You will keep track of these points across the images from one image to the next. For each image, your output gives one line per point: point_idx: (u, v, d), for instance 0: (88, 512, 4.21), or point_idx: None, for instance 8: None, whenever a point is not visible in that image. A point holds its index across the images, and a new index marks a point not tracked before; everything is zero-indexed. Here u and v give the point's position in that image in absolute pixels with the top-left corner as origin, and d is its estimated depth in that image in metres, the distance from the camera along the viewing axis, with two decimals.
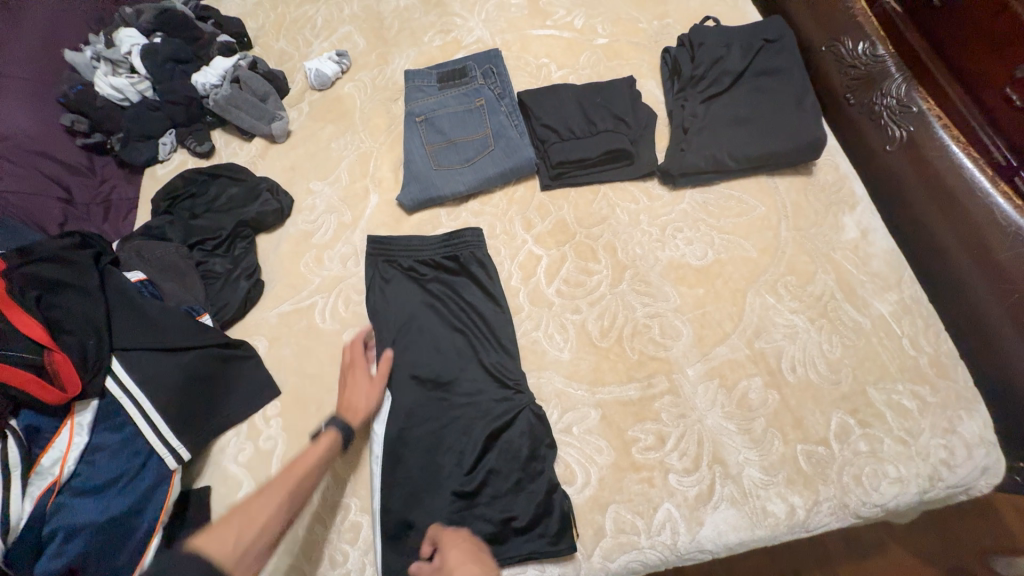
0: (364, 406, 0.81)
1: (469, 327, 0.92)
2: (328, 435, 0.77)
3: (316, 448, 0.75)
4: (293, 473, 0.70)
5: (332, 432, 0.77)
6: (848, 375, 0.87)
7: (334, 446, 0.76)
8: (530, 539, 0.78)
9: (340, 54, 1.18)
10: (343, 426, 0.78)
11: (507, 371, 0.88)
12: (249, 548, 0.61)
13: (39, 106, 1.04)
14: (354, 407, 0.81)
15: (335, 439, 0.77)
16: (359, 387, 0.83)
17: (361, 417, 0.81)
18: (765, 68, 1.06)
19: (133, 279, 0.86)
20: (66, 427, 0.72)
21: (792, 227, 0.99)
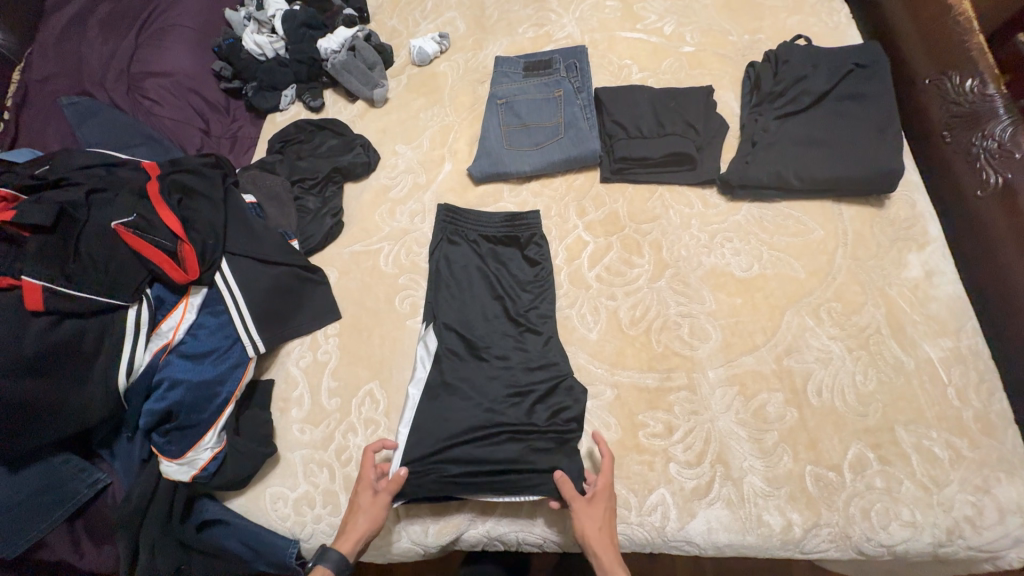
0: (358, 530, 0.78)
1: (513, 295, 1.00)
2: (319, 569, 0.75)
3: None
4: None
5: (321, 566, 0.75)
6: (876, 410, 0.85)
7: None
8: (539, 488, 0.83)
9: (442, 36, 1.30)
10: (334, 558, 0.75)
11: (538, 340, 0.96)
12: None
13: (198, 53, 1.27)
14: (352, 529, 0.79)
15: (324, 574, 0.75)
16: (361, 509, 0.81)
17: (354, 542, 0.78)
18: (853, 92, 1.02)
19: (247, 201, 1.02)
20: (182, 304, 0.89)
21: (849, 256, 0.97)
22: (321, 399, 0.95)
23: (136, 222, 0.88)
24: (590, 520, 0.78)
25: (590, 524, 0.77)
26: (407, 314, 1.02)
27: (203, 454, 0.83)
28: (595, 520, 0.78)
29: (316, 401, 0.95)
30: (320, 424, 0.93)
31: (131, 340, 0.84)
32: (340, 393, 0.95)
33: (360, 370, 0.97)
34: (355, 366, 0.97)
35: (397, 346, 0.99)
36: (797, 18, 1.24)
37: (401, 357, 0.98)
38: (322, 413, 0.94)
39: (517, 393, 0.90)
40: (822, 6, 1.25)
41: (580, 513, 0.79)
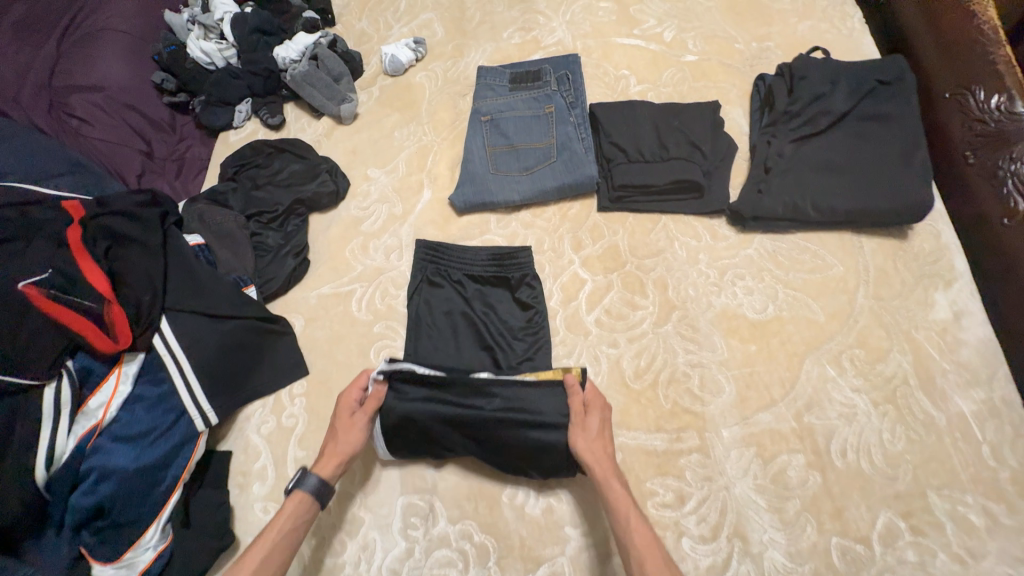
0: (338, 452, 0.75)
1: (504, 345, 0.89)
2: (295, 497, 0.71)
3: (287, 510, 0.70)
4: (253, 557, 0.66)
5: (298, 493, 0.71)
6: (907, 473, 0.77)
7: (300, 511, 0.70)
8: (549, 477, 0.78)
9: (417, 42, 1.16)
10: (311, 484, 0.72)
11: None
12: None
13: (136, 62, 1.10)
14: (333, 451, 0.75)
15: (302, 500, 0.71)
16: (343, 429, 0.77)
17: (335, 463, 0.74)
18: (874, 113, 0.92)
19: (192, 243, 0.88)
20: (114, 374, 0.75)
21: (871, 295, 0.89)
22: (286, 472, 0.83)
23: (54, 280, 0.74)
24: (586, 439, 0.74)
25: (592, 441, 0.74)
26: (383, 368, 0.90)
27: (145, 554, 0.71)
28: (596, 440, 0.74)
29: (281, 473, 0.83)
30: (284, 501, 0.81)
31: (49, 424, 0.69)
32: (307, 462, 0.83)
33: None
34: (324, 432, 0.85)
35: None
36: (808, 24, 1.14)
37: None
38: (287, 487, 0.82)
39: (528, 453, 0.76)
40: (833, 11, 1.15)
41: (578, 427, 0.75)
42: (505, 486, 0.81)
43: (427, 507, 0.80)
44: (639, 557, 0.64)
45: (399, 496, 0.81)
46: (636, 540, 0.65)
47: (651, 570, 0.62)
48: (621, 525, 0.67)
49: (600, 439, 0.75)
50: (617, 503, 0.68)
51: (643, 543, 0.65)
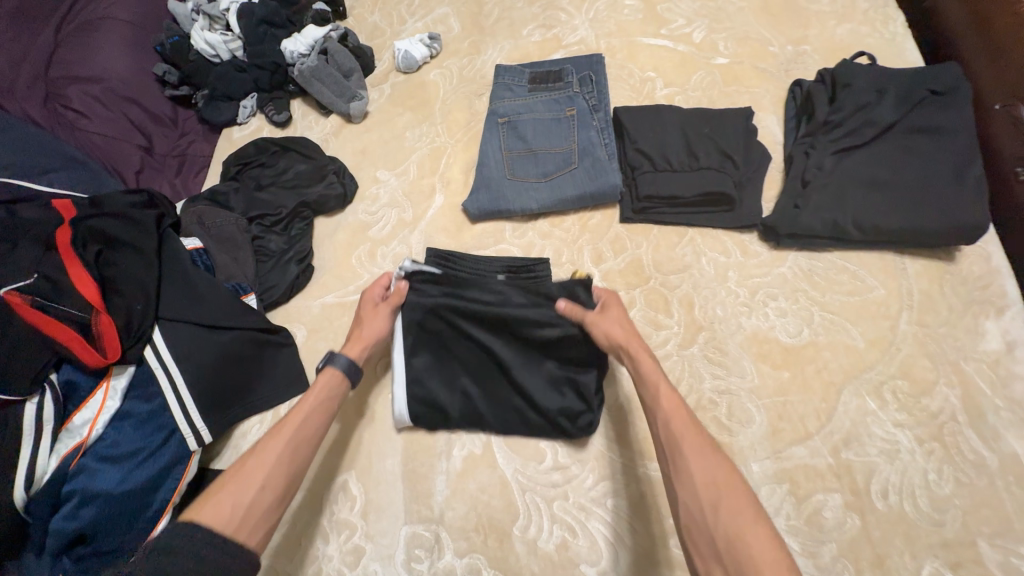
0: (365, 337, 0.78)
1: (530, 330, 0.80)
2: (328, 372, 0.73)
3: (319, 385, 0.72)
4: (293, 419, 0.67)
5: (331, 368, 0.74)
6: (955, 519, 0.71)
7: (333, 383, 0.73)
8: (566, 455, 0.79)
9: (432, 38, 1.10)
10: (342, 361, 0.74)
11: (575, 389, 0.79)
12: (259, 500, 0.60)
13: (137, 52, 1.05)
14: (359, 336, 0.78)
15: (334, 376, 0.73)
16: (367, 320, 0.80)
17: (363, 346, 0.78)
18: (922, 125, 0.86)
19: (189, 246, 0.84)
20: (101, 389, 0.70)
21: (915, 321, 0.83)
22: None
23: (40, 286, 0.69)
24: (611, 323, 0.74)
25: (614, 330, 0.73)
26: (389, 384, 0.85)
27: None
28: (616, 326, 0.74)
29: None
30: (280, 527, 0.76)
31: (29, 443, 0.65)
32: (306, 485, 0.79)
33: (331, 456, 0.81)
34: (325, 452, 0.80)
35: (374, 426, 0.82)
36: (848, 27, 1.07)
37: (380, 439, 0.82)
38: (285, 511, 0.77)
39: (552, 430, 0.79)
40: (875, 13, 1.08)
41: (599, 320, 0.75)
42: (516, 518, 0.75)
43: (432, 538, 0.75)
44: (675, 437, 0.59)
45: (403, 525, 0.76)
46: (673, 420, 0.60)
47: (686, 444, 0.58)
48: (650, 389, 0.65)
49: (622, 325, 0.74)
50: (646, 370, 0.67)
51: (676, 410, 0.62)
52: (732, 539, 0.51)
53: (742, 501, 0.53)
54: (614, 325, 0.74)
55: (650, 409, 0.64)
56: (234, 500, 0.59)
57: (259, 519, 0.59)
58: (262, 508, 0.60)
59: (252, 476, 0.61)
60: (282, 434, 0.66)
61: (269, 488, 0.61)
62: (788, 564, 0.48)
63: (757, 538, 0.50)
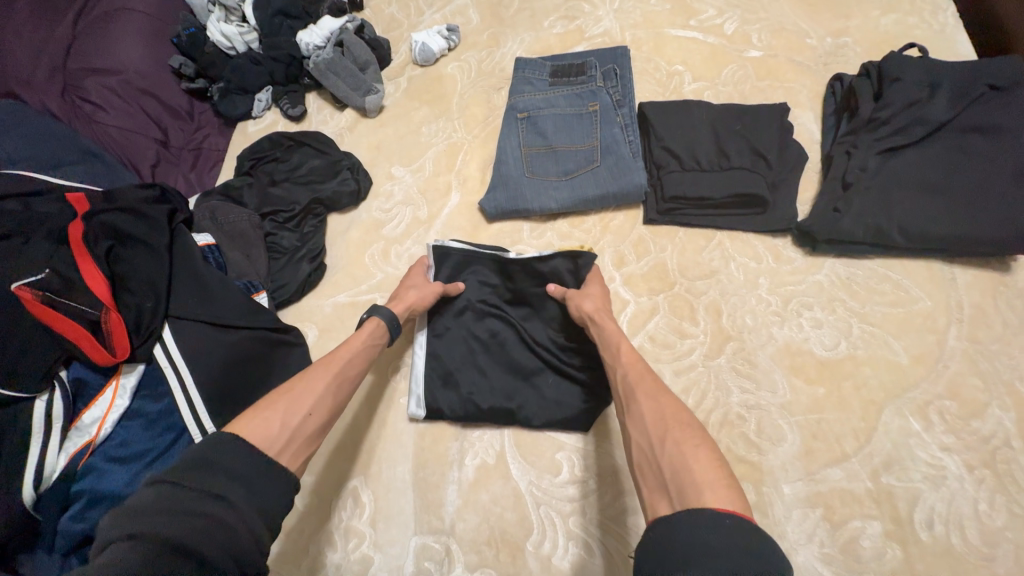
0: (411, 298, 0.79)
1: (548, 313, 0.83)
2: (373, 321, 0.74)
3: (362, 331, 0.72)
4: (340, 355, 0.68)
5: (376, 318, 0.74)
6: (1008, 554, 0.65)
7: (377, 332, 0.73)
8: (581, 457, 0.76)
9: (451, 30, 1.06)
10: (387, 312, 0.75)
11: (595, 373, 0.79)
12: (296, 428, 0.58)
13: (154, 44, 1.04)
14: (405, 297, 0.79)
15: (379, 325, 0.74)
16: (416, 286, 0.81)
17: (407, 305, 0.78)
18: (979, 124, 0.79)
19: (201, 243, 0.81)
20: (110, 387, 0.69)
21: (965, 336, 0.76)
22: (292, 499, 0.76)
23: (50, 280, 0.67)
24: (585, 292, 0.78)
25: (589, 303, 0.75)
26: (401, 388, 0.83)
27: None
28: (591, 300, 0.76)
29: None
30: (288, 532, 0.74)
31: (38, 441, 0.63)
32: (315, 490, 0.77)
33: (341, 461, 0.78)
34: (335, 456, 0.78)
35: (385, 430, 0.80)
36: (893, 17, 1.00)
37: (390, 444, 0.79)
38: (293, 516, 0.75)
39: (560, 424, 0.77)
40: (924, 3, 1.01)
41: (576, 295, 0.78)
42: (530, 532, 0.72)
43: (442, 551, 0.72)
44: (630, 387, 0.61)
45: (412, 535, 0.73)
46: (632, 375, 0.62)
47: (640, 390, 0.59)
48: (610, 351, 0.68)
49: (597, 298, 0.77)
50: (608, 334, 0.70)
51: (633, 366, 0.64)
52: (675, 466, 0.50)
53: (687, 431, 0.52)
54: (587, 297, 0.76)
55: (611, 369, 0.67)
56: (282, 420, 0.58)
57: (302, 444, 0.58)
58: (307, 434, 0.59)
59: (301, 401, 0.61)
60: (323, 368, 0.65)
61: (315, 417, 0.61)
62: (729, 485, 0.47)
63: (699, 460, 0.49)
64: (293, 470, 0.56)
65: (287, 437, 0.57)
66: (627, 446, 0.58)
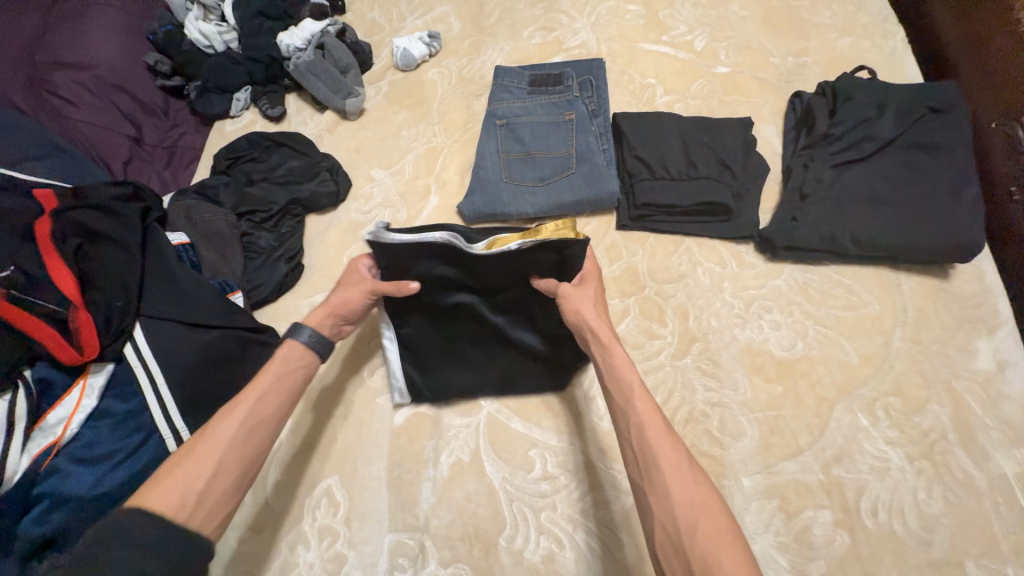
0: (332, 306, 0.73)
1: (525, 302, 0.79)
2: (286, 345, 0.67)
3: (277, 358, 0.66)
4: (250, 394, 0.61)
5: (289, 340, 0.68)
6: (943, 539, 0.71)
7: (292, 355, 0.67)
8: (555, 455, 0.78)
9: (432, 36, 1.08)
10: (305, 334, 0.69)
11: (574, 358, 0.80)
12: (206, 485, 0.54)
13: (129, 41, 1.03)
14: (326, 307, 0.73)
15: (296, 348, 0.68)
16: (339, 291, 0.74)
17: (323, 317, 0.71)
18: (922, 141, 0.85)
19: (175, 242, 0.81)
20: (78, 386, 0.68)
21: (909, 338, 0.82)
22: (266, 499, 0.76)
23: (14, 279, 0.66)
24: (586, 303, 0.70)
25: (583, 308, 0.69)
26: (378, 388, 0.84)
27: None
28: (587, 304, 0.70)
29: (260, 498, 0.76)
30: (262, 532, 0.74)
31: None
32: (289, 490, 0.77)
33: (315, 461, 0.79)
34: (310, 456, 0.79)
35: (362, 429, 0.81)
36: (848, 40, 1.07)
37: (367, 443, 0.80)
38: (267, 516, 0.75)
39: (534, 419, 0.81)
40: (875, 28, 1.09)
41: (571, 299, 0.70)
42: (503, 528, 0.74)
43: (416, 547, 0.73)
44: (648, 444, 0.53)
45: (387, 533, 0.74)
46: (647, 425, 0.54)
47: (662, 452, 0.52)
48: (619, 383, 0.59)
49: (594, 305, 0.71)
50: (617, 363, 0.61)
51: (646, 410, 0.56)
52: (709, 562, 0.45)
53: (718, 517, 0.47)
54: (587, 306, 0.69)
55: (618, 406, 0.58)
56: (184, 486, 0.53)
57: (215, 503, 0.54)
58: (222, 489, 0.55)
59: (206, 458, 0.55)
60: (230, 409, 0.60)
61: (224, 472, 0.55)
62: None
63: (736, 562, 0.44)
64: (205, 534, 0.52)
65: (196, 501, 0.53)
66: (642, 514, 0.52)
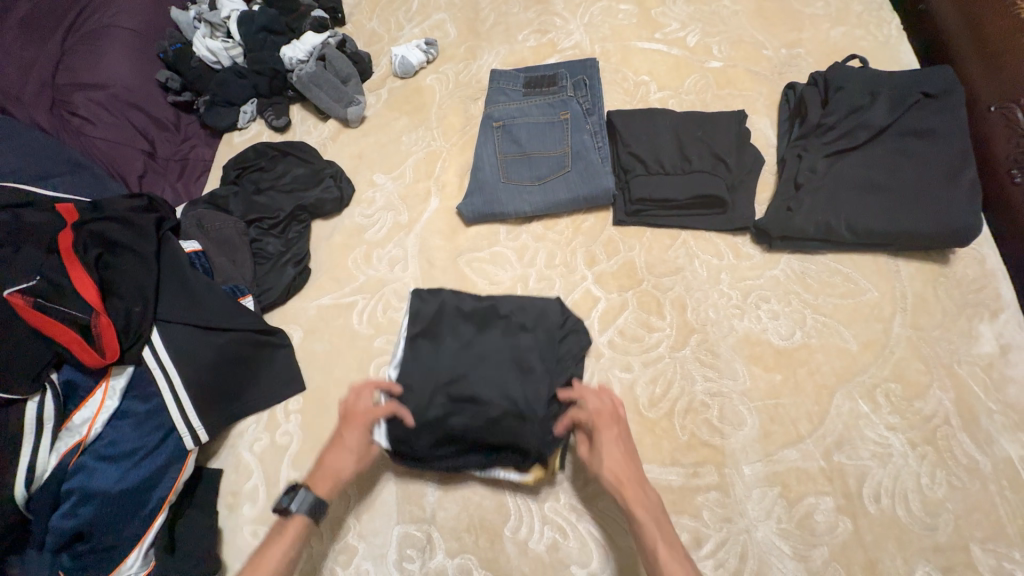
0: (344, 467, 0.71)
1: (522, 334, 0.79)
2: (297, 520, 0.67)
3: (285, 534, 0.66)
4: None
5: (296, 517, 0.67)
6: (948, 523, 0.71)
7: (300, 535, 0.66)
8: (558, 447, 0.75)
9: (429, 44, 1.12)
10: (309, 502, 0.67)
11: (571, 342, 0.80)
12: None
13: (141, 60, 1.07)
14: (327, 473, 0.70)
15: (302, 524, 0.67)
16: (346, 442, 0.72)
17: (333, 482, 0.70)
18: (916, 127, 0.86)
19: (188, 250, 0.85)
20: (100, 388, 0.72)
21: (909, 324, 0.82)
22: (280, 494, 0.79)
23: (40, 288, 0.70)
24: (614, 446, 0.69)
25: (611, 462, 0.68)
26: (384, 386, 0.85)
27: None
28: (614, 455, 0.69)
29: (274, 493, 0.79)
30: (277, 525, 0.77)
31: (28, 446, 0.66)
32: (301, 485, 0.79)
33: None
34: (320, 452, 0.81)
35: None
36: (841, 30, 1.07)
37: None
38: (281, 511, 0.78)
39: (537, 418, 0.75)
40: (869, 17, 1.09)
41: (594, 459, 0.70)
42: (508, 519, 0.76)
43: (424, 539, 0.75)
44: None
45: (395, 525, 0.77)
46: None
47: None
48: (648, 555, 0.62)
49: (621, 461, 0.69)
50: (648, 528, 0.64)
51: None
52: None
53: None
54: (616, 463, 0.68)
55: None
56: None
57: None
58: None
59: None
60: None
61: None
62: None
63: None
64: None
65: None
66: None
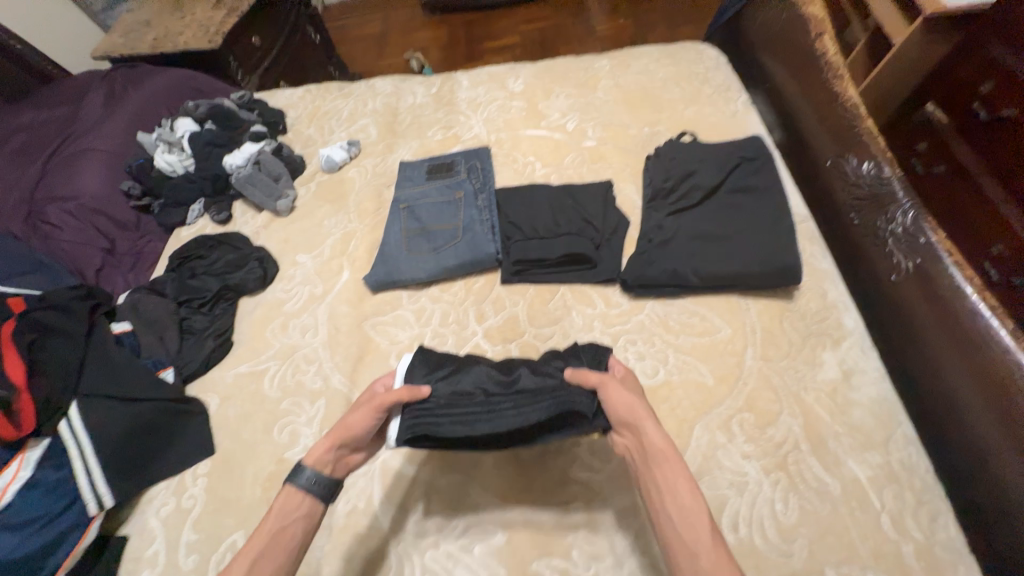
0: (346, 425, 0.72)
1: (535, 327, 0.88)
2: (286, 490, 0.69)
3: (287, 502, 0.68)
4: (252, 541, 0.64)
5: (290, 486, 0.69)
6: (802, 549, 0.73)
7: (290, 504, 0.68)
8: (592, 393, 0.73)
9: (350, 144, 1.33)
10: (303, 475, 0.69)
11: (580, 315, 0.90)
12: None
13: (110, 172, 1.28)
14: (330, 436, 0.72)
15: (291, 494, 0.68)
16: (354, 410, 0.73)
17: (326, 447, 0.71)
18: (741, 186, 1.02)
19: (119, 330, 1.00)
20: (16, 460, 0.80)
21: (759, 356, 0.90)
22: (175, 558, 0.81)
23: None
24: (619, 391, 0.70)
25: (620, 394, 0.69)
26: (284, 446, 0.91)
27: None
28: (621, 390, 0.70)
29: (168, 558, 0.82)
30: None
31: None
32: (195, 549, 0.82)
33: (220, 516, 0.85)
34: (218, 514, 0.85)
35: (271, 485, 0.87)
36: (694, 109, 1.27)
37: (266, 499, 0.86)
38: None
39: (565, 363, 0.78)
40: (718, 97, 1.29)
41: (609, 388, 0.70)
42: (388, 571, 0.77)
43: None
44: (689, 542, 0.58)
45: None
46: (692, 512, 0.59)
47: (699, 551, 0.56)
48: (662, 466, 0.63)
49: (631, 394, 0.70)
50: (660, 450, 0.64)
51: (692, 503, 0.60)
52: None
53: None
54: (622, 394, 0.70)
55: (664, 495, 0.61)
56: None
57: None
58: None
59: None
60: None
61: None
62: None
63: None
64: None
65: None
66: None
